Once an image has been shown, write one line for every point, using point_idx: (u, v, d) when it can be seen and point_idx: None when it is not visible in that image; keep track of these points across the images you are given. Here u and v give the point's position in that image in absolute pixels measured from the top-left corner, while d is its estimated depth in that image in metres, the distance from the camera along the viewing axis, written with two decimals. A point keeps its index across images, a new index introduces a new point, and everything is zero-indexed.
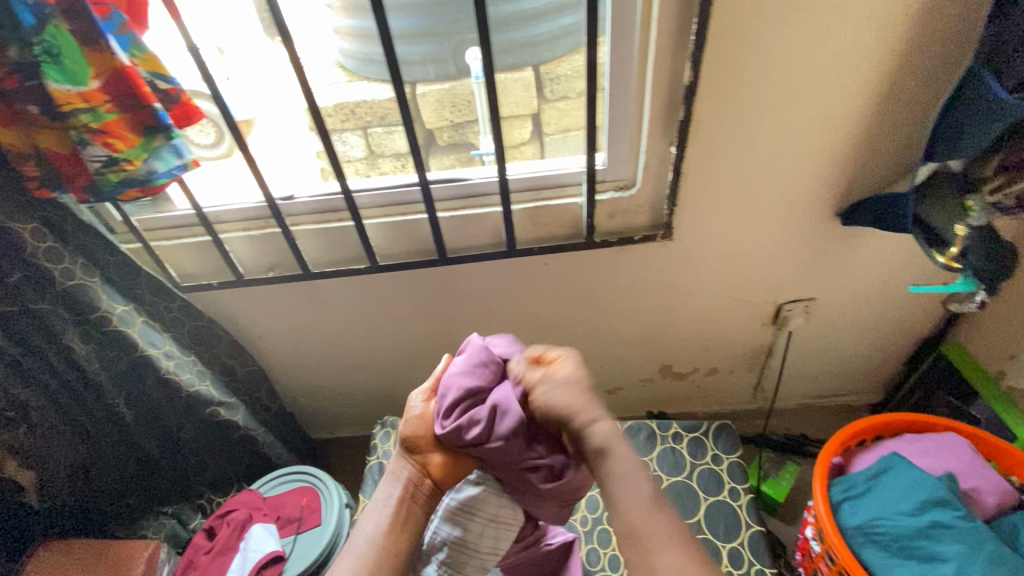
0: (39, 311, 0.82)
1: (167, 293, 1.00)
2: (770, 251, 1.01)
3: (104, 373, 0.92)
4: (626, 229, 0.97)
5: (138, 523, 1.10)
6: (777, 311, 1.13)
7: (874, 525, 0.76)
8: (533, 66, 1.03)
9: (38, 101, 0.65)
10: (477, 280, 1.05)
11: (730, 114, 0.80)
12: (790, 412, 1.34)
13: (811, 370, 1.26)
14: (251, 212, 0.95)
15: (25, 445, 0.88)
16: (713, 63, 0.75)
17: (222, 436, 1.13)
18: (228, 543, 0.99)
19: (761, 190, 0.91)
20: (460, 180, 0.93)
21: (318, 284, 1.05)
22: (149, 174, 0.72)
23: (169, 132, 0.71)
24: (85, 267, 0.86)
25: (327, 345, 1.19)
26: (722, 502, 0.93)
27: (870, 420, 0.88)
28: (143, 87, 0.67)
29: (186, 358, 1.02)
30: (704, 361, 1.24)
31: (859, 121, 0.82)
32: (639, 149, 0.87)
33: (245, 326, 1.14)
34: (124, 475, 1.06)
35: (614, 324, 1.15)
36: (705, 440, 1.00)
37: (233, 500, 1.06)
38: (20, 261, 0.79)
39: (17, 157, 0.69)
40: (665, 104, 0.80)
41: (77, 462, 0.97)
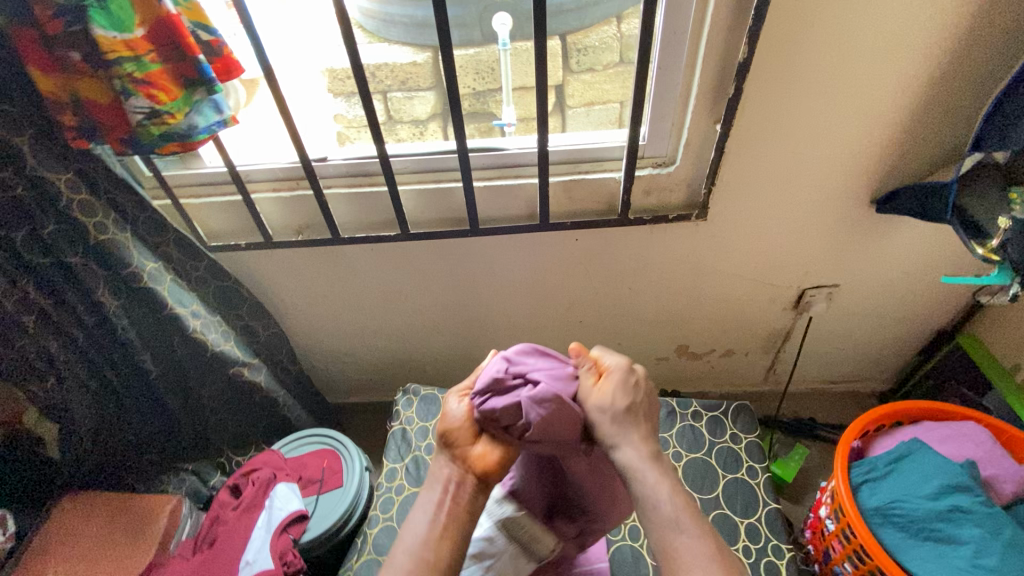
0: (72, 265, 0.81)
1: (194, 252, 0.98)
2: (801, 235, 1.01)
3: (132, 329, 0.92)
4: (660, 207, 0.97)
5: (158, 479, 1.11)
6: (800, 295, 1.13)
7: (893, 507, 0.78)
8: (560, 35, 1.08)
9: (82, 48, 0.63)
10: (505, 251, 1.05)
11: (780, 95, 0.79)
12: (801, 396, 1.36)
13: (824, 356, 1.27)
14: (282, 172, 0.94)
15: (53, 398, 0.88)
16: (769, 41, 0.73)
17: (244, 397, 1.13)
18: (254, 500, 1.01)
19: (800, 174, 0.90)
20: (496, 150, 0.92)
21: (345, 249, 1.04)
22: (189, 128, 0.71)
23: (211, 86, 0.69)
24: (119, 222, 0.85)
25: (349, 311, 1.19)
26: (740, 479, 0.95)
27: (891, 407, 0.90)
28: (188, 38, 0.65)
29: (212, 318, 1.02)
30: (721, 342, 1.26)
31: (908, 108, 0.81)
32: (682, 126, 0.86)
33: (268, 289, 1.13)
34: (146, 430, 1.07)
35: (637, 302, 1.15)
36: (723, 419, 1.02)
37: (256, 460, 1.07)
38: (54, 212, 0.78)
39: (55, 106, 0.68)
40: (715, 81, 0.79)
41: (103, 415, 0.98)
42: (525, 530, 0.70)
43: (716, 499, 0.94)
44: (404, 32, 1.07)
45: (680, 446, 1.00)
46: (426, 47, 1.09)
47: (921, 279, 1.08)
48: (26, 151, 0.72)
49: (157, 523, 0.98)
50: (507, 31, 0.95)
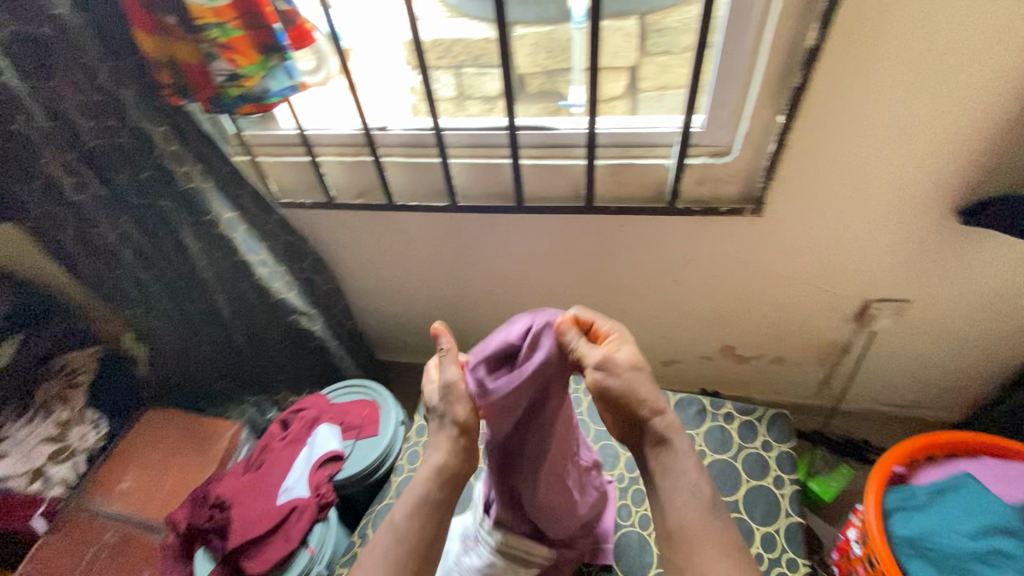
0: (162, 207, 0.93)
1: (266, 206, 1.08)
2: (868, 242, 0.93)
3: (209, 269, 1.03)
4: (713, 199, 0.93)
5: (225, 407, 1.24)
6: (863, 308, 1.05)
7: (926, 539, 0.73)
8: (637, 15, 0.97)
9: (176, 13, 0.71)
10: (550, 232, 1.06)
11: (853, 88, 0.73)
12: (856, 416, 1.27)
13: (887, 376, 1.18)
14: (347, 138, 1.00)
15: (144, 322, 1.03)
16: (844, 28, 0.68)
17: (302, 345, 1.24)
18: (298, 436, 1.12)
19: (872, 175, 0.83)
20: (548, 128, 0.92)
21: (399, 216, 1.10)
22: (263, 91, 0.79)
23: (285, 53, 0.76)
24: (203, 173, 0.95)
25: (400, 276, 1.26)
26: (764, 487, 0.92)
27: (948, 436, 0.82)
28: (264, 7, 0.71)
29: (278, 268, 1.12)
30: (771, 348, 1.20)
31: (1007, 110, 0.72)
32: (742, 116, 0.82)
33: (330, 248, 1.22)
34: (217, 364, 1.20)
35: (682, 295, 1.12)
36: (757, 425, 0.98)
37: (305, 401, 1.18)
38: (150, 160, 0.88)
39: (155, 65, 0.77)
40: (781, 67, 0.74)
41: (182, 344, 1.11)
42: (516, 548, 0.78)
43: (735, 503, 0.91)
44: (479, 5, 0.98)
45: (706, 445, 0.98)
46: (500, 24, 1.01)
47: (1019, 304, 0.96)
48: (130, 104, 0.82)
49: (218, 445, 1.12)
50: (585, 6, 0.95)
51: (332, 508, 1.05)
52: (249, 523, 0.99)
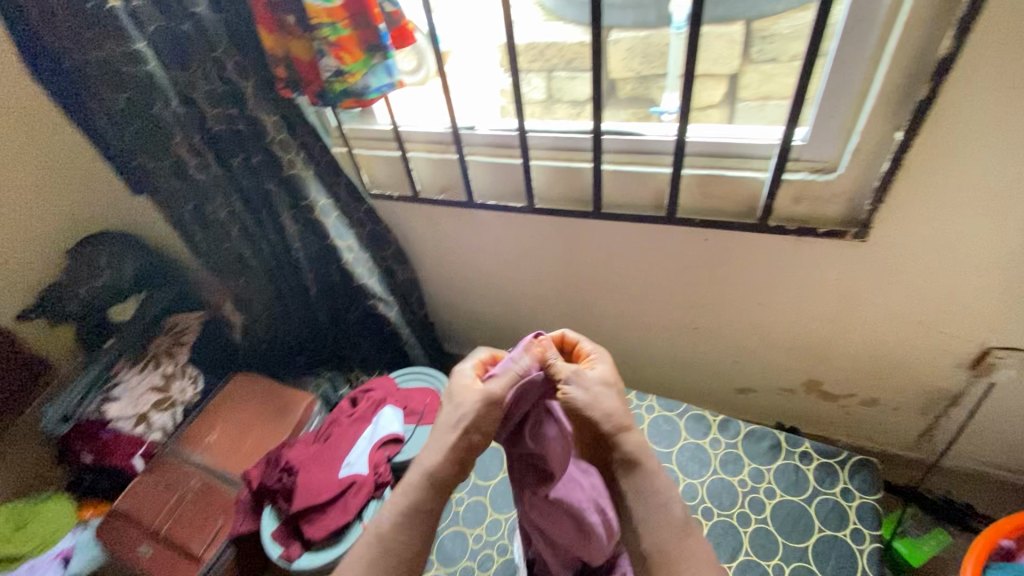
0: (268, 189, 1.02)
1: (357, 196, 1.16)
2: (997, 281, 0.82)
3: (302, 250, 1.11)
4: (810, 219, 0.86)
5: (302, 377, 1.35)
6: (982, 355, 0.92)
7: None
8: (744, 19, 0.90)
9: (296, 13, 0.78)
10: (625, 240, 1.03)
11: (991, 104, 0.65)
12: (962, 477, 1.12)
13: (1005, 436, 1.03)
14: (436, 137, 1.04)
15: (241, 291, 1.14)
16: (990, 33, 0.60)
17: (377, 329, 1.31)
18: (364, 414, 1.17)
19: (1006, 206, 0.73)
20: (634, 134, 0.90)
21: (477, 213, 1.12)
22: (365, 88, 0.83)
23: (386, 52, 0.80)
24: (305, 160, 1.03)
25: (473, 272, 1.29)
26: (839, 539, 0.84)
27: None
28: (374, 9, 0.76)
29: (363, 255, 1.18)
30: (864, 388, 1.08)
31: None
32: (852, 130, 0.75)
33: (411, 240, 1.28)
34: (299, 334, 1.31)
35: (764, 319, 1.05)
36: (838, 470, 0.90)
37: (373, 381, 1.24)
38: (261, 146, 0.97)
39: (273, 61, 0.85)
40: (905, 78, 0.67)
41: (272, 313, 1.23)
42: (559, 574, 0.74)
43: (804, 550, 0.84)
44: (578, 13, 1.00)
45: (776, 483, 0.91)
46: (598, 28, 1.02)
47: None
48: (248, 94, 0.90)
49: (293, 414, 1.20)
50: (684, 11, 0.93)
51: (387, 488, 1.08)
52: (311, 488, 1.04)
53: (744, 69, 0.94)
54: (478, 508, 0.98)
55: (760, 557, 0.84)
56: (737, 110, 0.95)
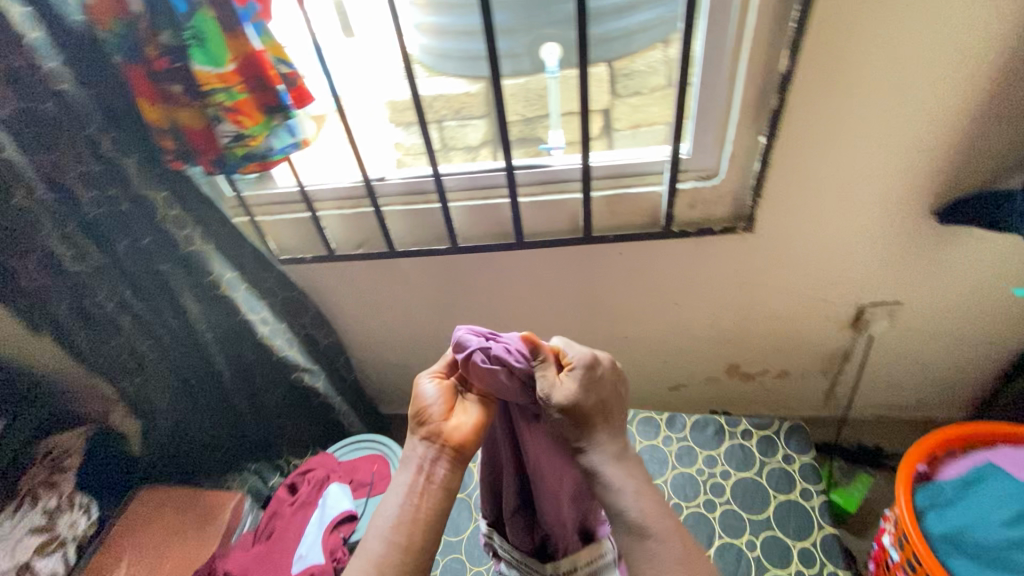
0: (163, 272, 0.92)
1: (265, 263, 1.08)
2: (855, 249, 0.98)
3: (210, 332, 1.01)
4: (705, 220, 0.97)
5: (225, 477, 1.16)
6: (858, 313, 1.08)
7: (963, 534, 0.74)
8: (606, 63, 1.09)
9: (183, 82, 0.74)
10: (549, 266, 1.08)
11: (825, 104, 0.79)
12: (864, 423, 1.28)
13: (889, 379, 1.20)
14: (346, 191, 1.03)
15: (139, 395, 0.96)
16: (813, 49, 0.74)
17: (303, 401, 1.23)
18: (309, 498, 1.08)
19: (850, 186, 0.89)
20: (542, 167, 0.96)
21: (399, 263, 1.11)
22: (267, 150, 0.81)
23: (287, 113, 0.78)
24: (203, 235, 0.96)
25: (401, 324, 1.25)
26: (793, 501, 0.91)
27: (962, 429, 0.84)
28: (270, 71, 0.74)
29: (279, 325, 1.12)
30: (775, 362, 1.21)
31: (967, 114, 0.79)
32: (725, 140, 0.87)
33: (330, 301, 1.22)
34: (215, 430, 1.12)
35: (682, 317, 1.14)
36: (776, 438, 0.99)
37: (312, 460, 1.14)
38: (151, 226, 0.88)
39: (158, 133, 0.79)
40: (758, 91, 0.80)
41: (180, 413, 1.04)
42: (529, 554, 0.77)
43: (767, 520, 0.90)
44: (459, 66, 1.10)
45: (728, 464, 0.97)
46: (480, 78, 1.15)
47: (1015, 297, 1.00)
48: (131, 171, 0.83)
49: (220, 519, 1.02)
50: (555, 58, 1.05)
51: None
52: None
53: (614, 104, 1.14)
54: (455, 566, 0.93)
55: (732, 537, 0.89)
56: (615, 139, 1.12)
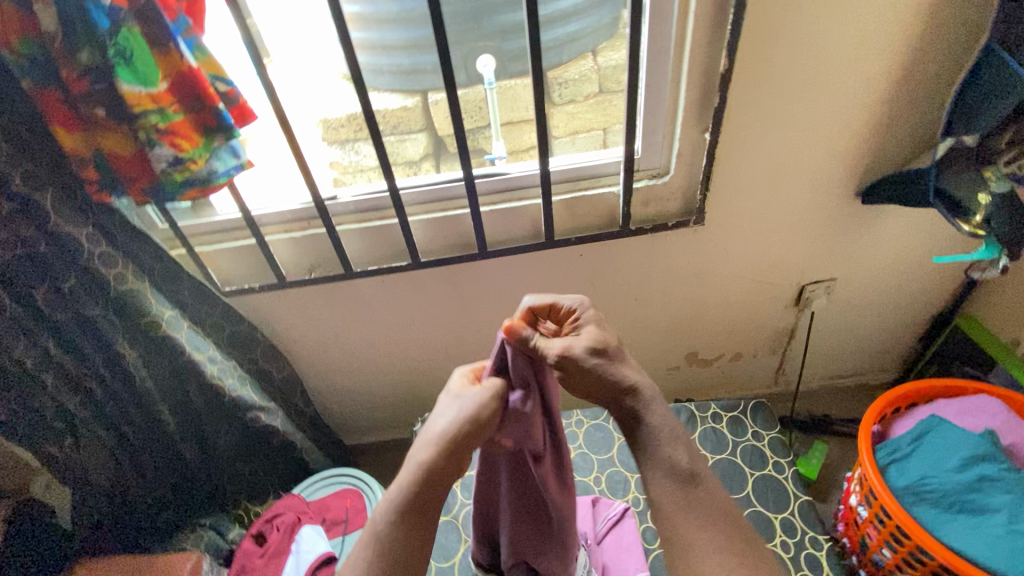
0: (92, 316, 0.82)
1: (208, 297, 1.00)
2: (795, 233, 1.05)
3: (150, 378, 0.92)
4: (659, 216, 1.01)
5: (175, 538, 1.06)
6: (800, 292, 1.16)
7: (923, 484, 0.80)
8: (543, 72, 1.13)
9: (106, 105, 0.67)
10: (512, 273, 1.07)
11: (760, 100, 0.85)
12: (812, 394, 1.38)
13: (830, 351, 1.30)
14: (295, 213, 0.98)
15: (71, 459, 0.86)
16: (747, 48, 0.79)
17: (261, 441, 1.13)
18: (280, 546, 0.98)
19: (786, 174, 0.95)
20: (500, 174, 0.97)
21: (356, 284, 1.06)
22: (209, 173, 0.74)
23: (228, 132, 0.73)
24: (136, 272, 0.86)
25: (361, 348, 1.20)
26: (769, 476, 0.96)
27: (907, 388, 0.92)
28: (208, 88, 0.68)
29: (228, 362, 1.02)
30: (730, 346, 1.27)
31: (879, 103, 0.87)
32: (672, 138, 0.91)
33: (281, 331, 1.14)
34: (162, 487, 1.03)
35: (643, 312, 1.18)
36: (744, 418, 1.03)
37: (279, 504, 1.05)
38: (75, 265, 0.78)
39: (77, 162, 0.71)
40: (700, 91, 0.84)
41: (119, 472, 0.95)
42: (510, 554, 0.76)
43: (748, 497, 0.94)
44: (395, 80, 1.13)
45: (705, 449, 1.00)
46: (414, 93, 1.18)
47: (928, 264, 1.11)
48: (48, 208, 0.73)
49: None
50: (490, 70, 1.09)
51: None
52: None
53: (552, 111, 1.19)
54: None
55: None
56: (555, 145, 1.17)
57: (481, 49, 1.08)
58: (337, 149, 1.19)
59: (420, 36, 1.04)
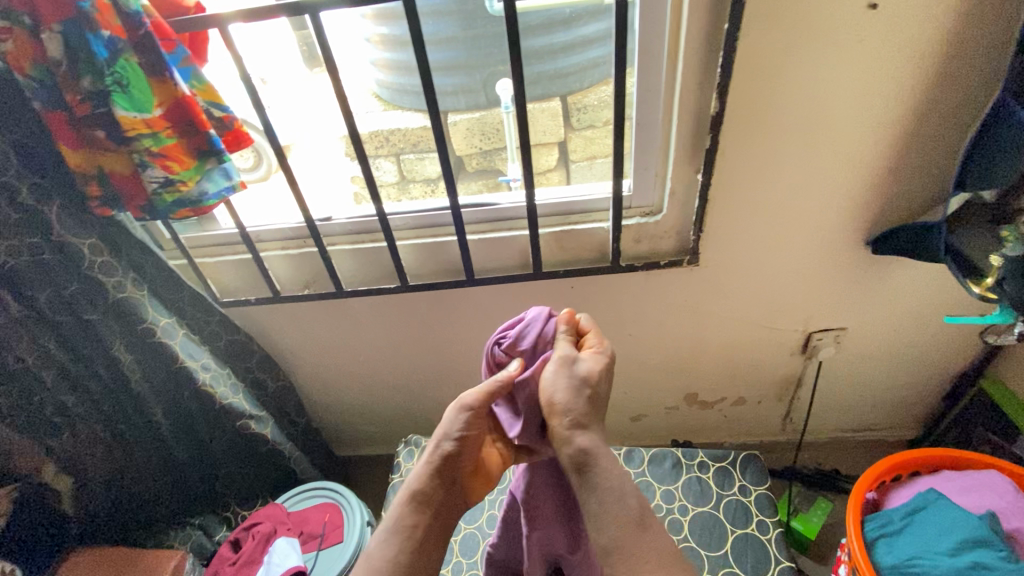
0: (90, 321, 0.87)
1: (206, 307, 1.04)
2: (799, 280, 1.00)
3: (144, 381, 0.96)
4: (651, 255, 0.98)
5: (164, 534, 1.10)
6: (806, 339, 1.10)
7: (911, 564, 0.78)
8: (559, 97, 1.12)
9: (105, 127, 0.71)
10: (501, 303, 1.07)
11: (755, 143, 0.82)
12: (820, 446, 1.30)
13: (842, 403, 1.22)
14: (290, 232, 1.02)
15: (67, 451, 0.91)
16: (741, 92, 0.77)
17: (252, 450, 1.14)
18: (252, 555, 1.01)
19: (786, 219, 0.91)
20: (489, 205, 0.97)
21: (349, 302, 1.08)
22: (200, 195, 0.77)
23: (220, 156, 0.76)
24: (136, 281, 0.91)
25: (356, 363, 1.22)
26: (750, 535, 0.91)
27: (904, 456, 0.90)
28: (200, 114, 0.72)
29: (222, 371, 1.05)
30: (731, 390, 1.22)
31: (885, 153, 0.83)
32: (665, 176, 0.90)
33: (279, 341, 1.18)
34: (154, 486, 1.07)
35: (639, 349, 1.14)
36: (732, 470, 0.99)
37: (259, 513, 1.09)
38: (77, 274, 0.84)
39: (82, 179, 0.76)
40: (692, 131, 0.83)
41: (114, 468, 0.99)
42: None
43: (726, 556, 0.90)
44: (415, 99, 1.15)
45: (687, 498, 0.97)
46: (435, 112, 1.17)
47: (948, 321, 1.03)
48: (53, 218, 0.79)
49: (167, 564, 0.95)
50: (509, 94, 1.09)
51: None
52: None
53: (569, 136, 1.17)
54: None
55: None
56: (574, 172, 1.14)
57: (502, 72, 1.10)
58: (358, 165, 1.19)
59: (454, 55, 1.06)
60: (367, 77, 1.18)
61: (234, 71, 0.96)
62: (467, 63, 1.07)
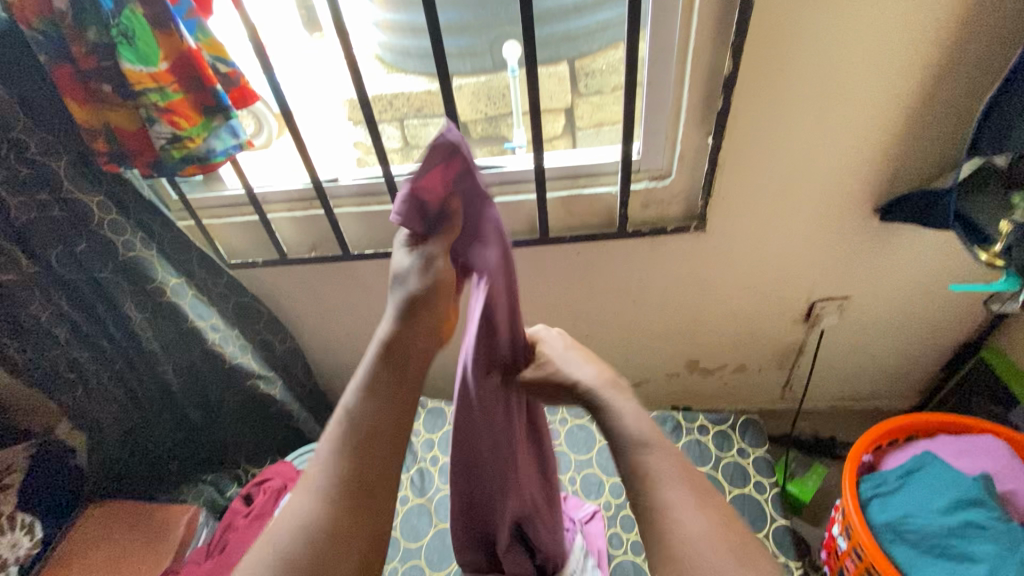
0: (102, 279, 0.88)
1: (216, 269, 1.05)
2: (805, 247, 1.00)
3: (155, 341, 0.96)
4: (659, 220, 0.98)
5: (178, 489, 1.11)
6: (810, 308, 1.11)
7: (904, 523, 0.81)
8: (567, 60, 1.10)
9: (112, 81, 0.71)
10: None
11: (767, 107, 0.81)
12: (818, 413, 1.33)
13: (841, 372, 1.24)
14: (297, 193, 1.01)
15: (82, 406, 0.93)
16: (756, 52, 0.75)
17: (261, 411, 1.16)
18: (264, 509, 1.04)
19: (795, 186, 0.91)
20: (496, 168, 0.97)
21: (357, 266, 1.09)
22: (208, 151, 0.77)
23: (227, 112, 0.75)
24: (144, 240, 0.91)
25: (362, 327, 1.23)
26: (747, 495, 0.94)
27: (902, 420, 0.92)
28: (206, 70, 0.71)
29: (230, 331, 1.06)
30: (733, 357, 1.24)
31: (900, 118, 0.82)
32: (675, 140, 0.89)
33: (285, 305, 1.19)
34: (167, 443, 1.09)
35: (643, 317, 1.15)
36: (731, 434, 1.01)
37: (270, 470, 1.11)
38: (85, 231, 0.84)
39: (87, 133, 0.75)
40: (704, 93, 0.81)
41: (129, 423, 1.01)
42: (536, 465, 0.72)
43: None
44: (418, 63, 1.13)
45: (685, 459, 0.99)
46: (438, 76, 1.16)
47: (953, 290, 1.04)
48: (62, 174, 0.79)
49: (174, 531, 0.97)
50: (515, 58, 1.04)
51: None
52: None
53: (575, 101, 1.16)
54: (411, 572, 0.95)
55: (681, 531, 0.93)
56: (580, 138, 1.13)
57: (509, 34, 1.07)
58: (361, 129, 1.16)
59: (458, 17, 1.04)
60: (372, 41, 1.16)
61: (241, 30, 0.96)
62: (471, 24, 1.05)
